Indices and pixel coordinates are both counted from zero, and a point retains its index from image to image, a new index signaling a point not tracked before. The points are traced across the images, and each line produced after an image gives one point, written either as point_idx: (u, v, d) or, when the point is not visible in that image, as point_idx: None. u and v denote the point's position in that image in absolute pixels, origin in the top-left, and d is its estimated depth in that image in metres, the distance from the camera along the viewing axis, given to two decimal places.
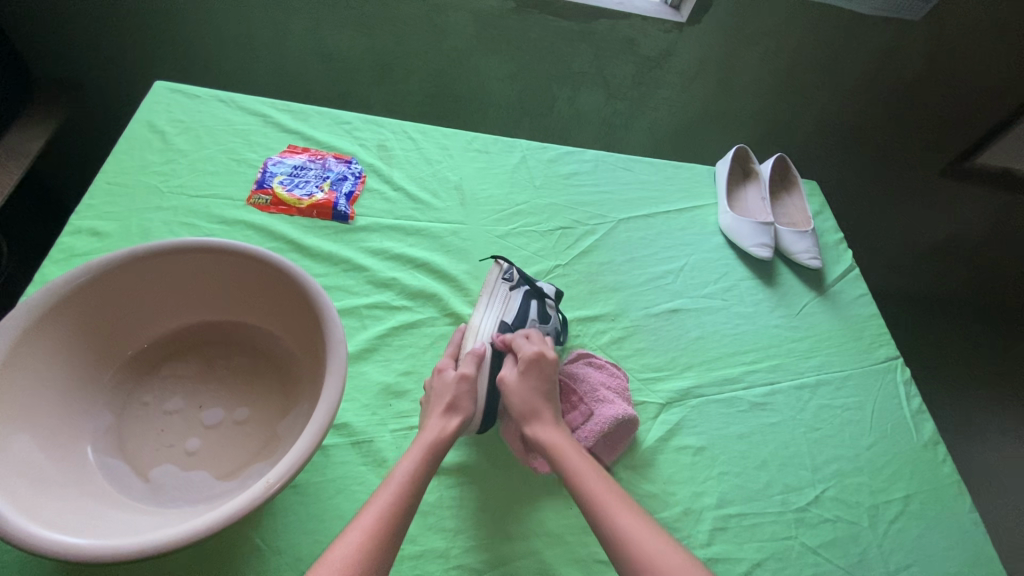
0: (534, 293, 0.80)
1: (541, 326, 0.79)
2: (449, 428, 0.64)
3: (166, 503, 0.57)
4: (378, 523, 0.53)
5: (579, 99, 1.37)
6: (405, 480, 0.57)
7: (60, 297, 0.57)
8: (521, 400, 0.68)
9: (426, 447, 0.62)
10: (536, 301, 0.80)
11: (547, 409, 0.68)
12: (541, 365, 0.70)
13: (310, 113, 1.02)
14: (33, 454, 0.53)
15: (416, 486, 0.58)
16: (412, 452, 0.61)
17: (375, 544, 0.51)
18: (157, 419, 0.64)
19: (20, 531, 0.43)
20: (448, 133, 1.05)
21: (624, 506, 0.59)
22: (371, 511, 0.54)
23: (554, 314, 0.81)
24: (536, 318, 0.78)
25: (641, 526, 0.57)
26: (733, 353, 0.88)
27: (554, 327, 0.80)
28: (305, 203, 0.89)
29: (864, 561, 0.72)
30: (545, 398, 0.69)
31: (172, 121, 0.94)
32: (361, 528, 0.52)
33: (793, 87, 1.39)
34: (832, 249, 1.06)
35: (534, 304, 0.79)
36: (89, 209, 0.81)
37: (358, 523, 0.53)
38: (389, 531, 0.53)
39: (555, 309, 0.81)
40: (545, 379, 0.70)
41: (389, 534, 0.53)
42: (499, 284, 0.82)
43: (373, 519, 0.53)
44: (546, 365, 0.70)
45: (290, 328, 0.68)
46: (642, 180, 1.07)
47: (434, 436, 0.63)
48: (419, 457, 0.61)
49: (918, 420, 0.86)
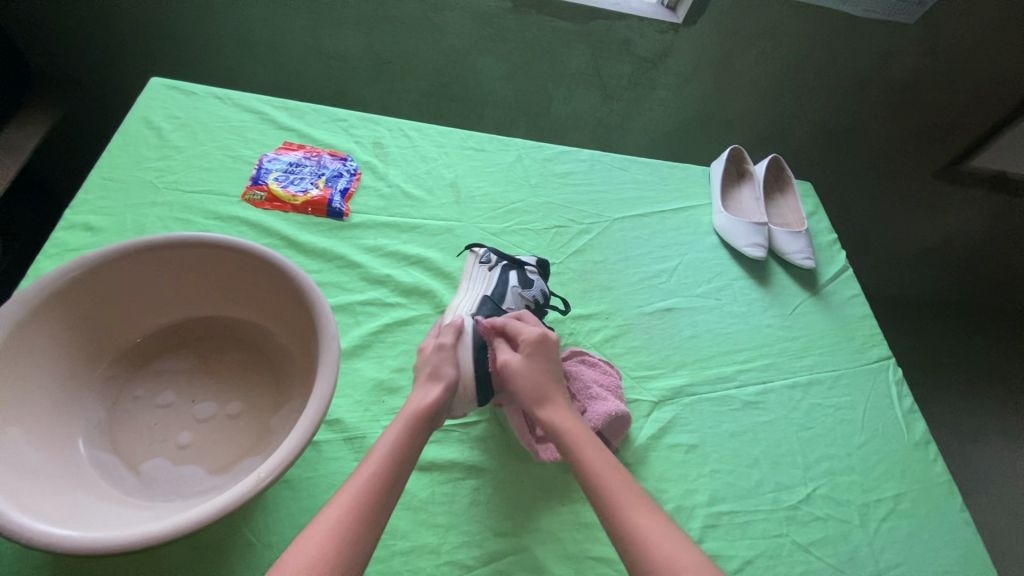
0: (512, 265, 0.82)
1: (524, 291, 0.80)
2: (428, 398, 0.62)
3: (157, 497, 0.57)
4: (359, 497, 0.52)
5: (575, 100, 1.37)
6: (385, 453, 0.56)
7: (54, 290, 0.57)
8: (528, 386, 0.64)
9: (411, 417, 0.60)
10: (515, 271, 0.81)
11: (557, 394, 0.65)
12: (545, 347, 0.67)
13: (306, 111, 1.02)
14: (25, 446, 0.53)
15: (399, 458, 0.56)
16: (395, 423, 0.59)
17: (357, 517, 0.50)
18: (149, 413, 0.64)
19: (11, 522, 0.43)
20: (444, 132, 1.05)
21: (635, 492, 0.56)
22: (351, 484, 0.53)
23: (535, 280, 0.82)
24: (517, 285, 0.80)
25: (643, 510, 0.54)
26: (726, 352, 0.89)
27: (539, 290, 0.81)
28: (299, 200, 0.89)
29: (854, 560, 0.72)
30: (553, 383, 0.66)
31: (168, 117, 0.94)
32: (342, 501, 0.51)
33: (788, 89, 1.40)
34: (825, 249, 1.07)
35: (513, 274, 0.81)
36: (83, 204, 0.82)
37: (338, 497, 0.52)
38: (373, 502, 0.52)
39: (536, 274, 0.83)
40: (548, 362, 0.67)
41: (370, 507, 0.51)
42: (477, 268, 0.83)
43: (352, 492, 0.52)
44: (550, 347, 0.68)
45: (282, 324, 0.68)
46: (637, 179, 1.08)
47: (416, 406, 0.61)
48: (401, 427, 0.59)
49: (910, 419, 0.87)
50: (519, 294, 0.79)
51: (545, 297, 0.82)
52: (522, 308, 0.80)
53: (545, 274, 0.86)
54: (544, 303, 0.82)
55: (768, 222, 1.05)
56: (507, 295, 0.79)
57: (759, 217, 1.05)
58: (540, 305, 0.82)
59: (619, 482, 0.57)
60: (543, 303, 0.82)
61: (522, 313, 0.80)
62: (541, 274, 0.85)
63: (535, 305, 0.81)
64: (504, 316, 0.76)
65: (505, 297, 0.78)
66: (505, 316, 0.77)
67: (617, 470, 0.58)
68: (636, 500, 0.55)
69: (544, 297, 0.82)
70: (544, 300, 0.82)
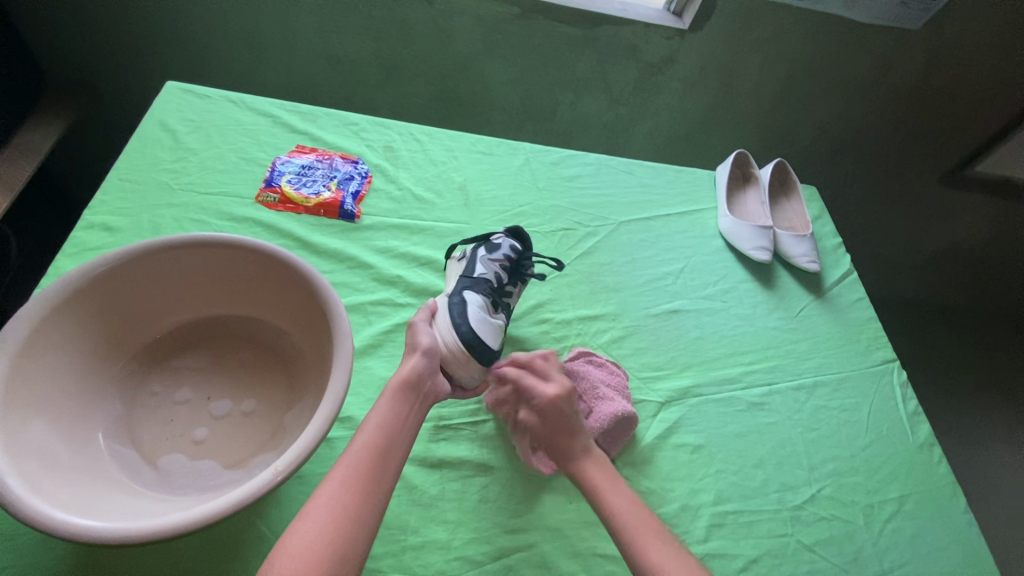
0: (477, 243, 0.84)
1: (492, 254, 0.81)
2: (407, 367, 0.62)
3: (174, 490, 0.58)
4: (355, 476, 0.53)
5: (581, 104, 1.39)
6: (376, 432, 0.56)
7: (75, 287, 0.58)
8: (546, 439, 0.66)
9: (394, 395, 0.60)
10: (479, 245, 0.83)
11: (572, 441, 0.65)
12: (558, 407, 0.65)
13: (318, 115, 1.04)
14: (49, 438, 0.54)
15: (388, 434, 0.57)
16: (381, 400, 0.60)
17: (356, 495, 0.52)
18: (166, 408, 0.66)
19: (37, 512, 0.45)
20: (453, 136, 1.06)
21: (646, 519, 0.59)
22: (343, 463, 0.54)
23: (502, 242, 0.83)
24: (482, 253, 0.81)
25: (653, 537, 0.57)
26: (732, 354, 0.90)
27: (506, 249, 0.83)
28: (312, 202, 0.90)
29: (859, 560, 0.73)
30: (570, 434, 0.65)
31: (183, 120, 0.96)
32: (338, 479, 0.53)
33: (792, 94, 1.41)
34: (830, 253, 1.08)
35: (478, 249, 0.82)
36: (101, 204, 0.83)
37: (333, 475, 0.53)
38: (371, 479, 0.53)
39: (502, 238, 0.84)
40: (563, 419, 0.65)
41: (367, 484, 0.53)
42: (451, 265, 0.85)
43: (347, 471, 0.53)
44: (564, 406, 0.65)
45: (297, 323, 0.69)
46: (643, 183, 1.09)
47: (399, 381, 0.61)
48: (386, 406, 0.59)
49: (914, 422, 0.88)
50: (487, 259, 0.81)
51: (518, 253, 0.84)
52: (498, 270, 0.81)
53: (520, 234, 0.86)
54: (520, 258, 0.83)
55: (773, 225, 1.06)
56: (476, 264, 0.80)
57: (764, 221, 1.06)
58: (517, 262, 0.83)
59: (614, 486, 0.62)
60: (519, 258, 0.83)
61: (501, 274, 0.81)
62: (515, 236, 0.86)
63: (511, 263, 0.82)
64: (479, 282, 0.78)
65: (476, 267, 0.80)
66: (481, 281, 0.78)
67: (611, 476, 0.64)
68: (627, 501, 0.61)
69: (516, 254, 0.83)
70: (519, 256, 0.83)
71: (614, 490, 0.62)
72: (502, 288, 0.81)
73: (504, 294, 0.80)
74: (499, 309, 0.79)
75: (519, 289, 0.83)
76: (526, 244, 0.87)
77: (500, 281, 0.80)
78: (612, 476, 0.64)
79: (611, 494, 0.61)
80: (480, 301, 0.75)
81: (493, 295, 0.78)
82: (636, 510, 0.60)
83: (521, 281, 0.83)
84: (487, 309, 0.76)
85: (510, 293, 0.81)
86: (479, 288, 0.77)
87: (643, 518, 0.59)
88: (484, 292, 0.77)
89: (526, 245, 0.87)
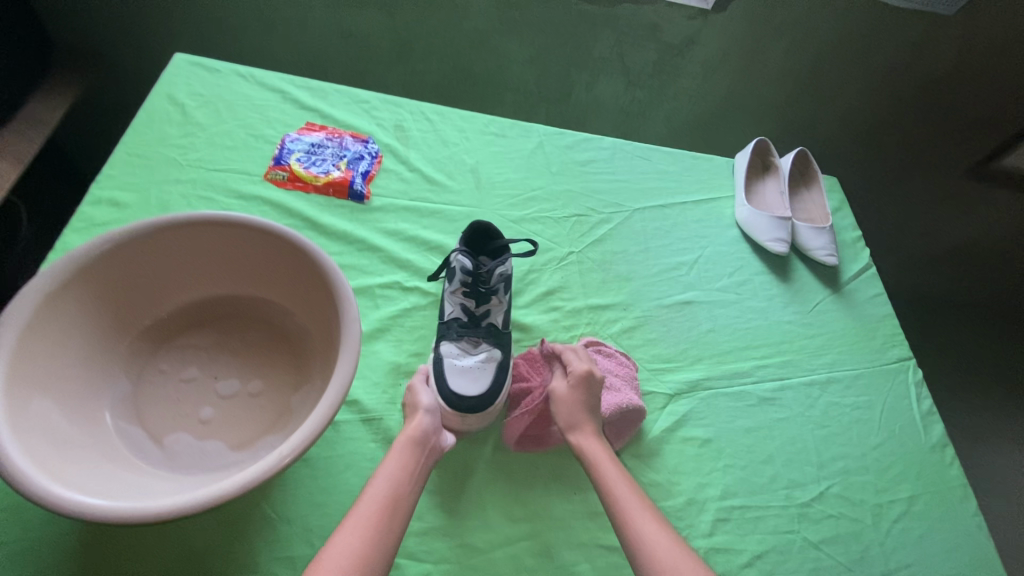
0: (444, 268, 0.77)
1: (450, 286, 0.75)
2: (412, 425, 0.62)
3: (179, 470, 0.58)
4: (373, 516, 0.51)
5: (597, 86, 1.35)
6: (390, 479, 0.56)
7: (82, 264, 0.58)
8: (563, 413, 0.66)
9: (408, 446, 0.59)
10: (444, 273, 0.77)
11: (589, 422, 0.66)
12: (592, 383, 0.68)
13: (329, 91, 1.01)
14: (55, 415, 0.54)
15: (403, 483, 0.56)
16: (394, 450, 0.59)
17: (373, 535, 0.50)
18: (171, 387, 0.65)
19: (41, 489, 0.44)
20: (465, 116, 1.04)
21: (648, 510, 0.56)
22: (364, 504, 0.53)
23: (454, 260, 0.73)
24: (444, 287, 0.76)
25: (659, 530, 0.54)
26: (744, 348, 0.88)
27: (459, 272, 0.73)
28: (321, 181, 0.89)
29: (865, 558, 0.72)
30: (590, 414, 0.67)
31: (192, 94, 0.94)
32: (359, 518, 0.51)
33: (816, 82, 1.37)
34: (849, 247, 1.05)
35: (444, 279, 0.77)
36: (109, 178, 0.83)
37: (356, 513, 0.52)
38: (387, 519, 0.52)
39: (454, 254, 0.74)
40: (591, 396, 0.68)
41: (385, 526, 0.51)
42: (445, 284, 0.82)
43: (369, 509, 0.52)
44: (592, 384, 0.68)
45: (305, 305, 0.69)
46: (660, 169, 1.06)
47: (413, 434, 0.61)
48: (399, 455, 0.58)
49: (928, 422, 0.86)
50: (449, 293, 0.75)
51: (471, 268, 0.72)
52: (462, 300, 0.75)
53: (481, 229, 0.77)
54: (476, 275, 0.73)
55: (792, 217, 1.03)
56: (447, 302, 0.77)
57: (783, 212, 1.03)
58: (475, 279, 0.73)
59: (617, 479, 0.60)
60: (474, 276, 0.73)
61: (468, 301, 0.75)
62: (479, 233, 0.77)
63: (471, 283, 0.73)
64: (449, 326, 0.74)
65: (444, 306, 0.76)
66: (451, 323, 0.74)
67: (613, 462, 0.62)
68: (634, 496, 0.58)
69: (471, 271, 0.72)
70: (473, 273, 0.73)
71: (620, 476, 0.60)
72: (476, 314, 0.75)
73: (481, 318, 0.75)
74: (483, 341, 0.73)
75: (496, 298, 0.75)
76: (494, 236, 0.78)
77: (470, 310, 0.75)
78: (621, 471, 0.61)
79: (617, 488, 0.59)
80: (457, 347, 0.72)
81: (469, 332, 0.74)
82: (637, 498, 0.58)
83: (493, 292, 0.74)
84: (468, 350, 0.72)
85: (489, 313, 0.75)
86: (452, 334, 0.73)
87: (647, 513, 0.56)
88: (456, 335, 0.73)
89: (495, 237, 0.78)
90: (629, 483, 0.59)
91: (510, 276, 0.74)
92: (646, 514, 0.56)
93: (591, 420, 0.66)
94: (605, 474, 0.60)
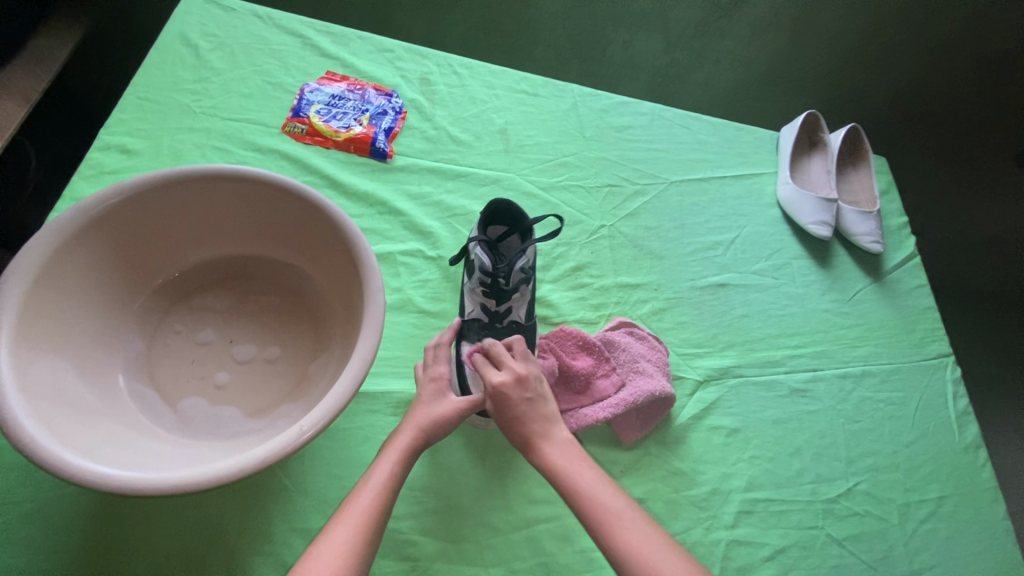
0: (466, 258, 0.72)
1: (470, 283, 0.70)
2: (418, 427, 0.55)
3: (194, 436, 0.57)
4: (362, 529, 0.47)
5: (635, 45, 1.26)
6: (381, 486, 0.50)
7: (92, 216, 0.54)
8: (506, 430, 0.58)
9: (404, 451, 0.53)
10: (466, 264, 0.72)
11: (536, 428, 0.56)
12: (512, 387, 0.57)
13: (351, 38, 0.94)
14: (65, 376, 0.52)
15: (394, 494, 0.51)
16: (386, 455, 0.53)
17: (356, 551, 0.45)
18: (187, 349, 0.63)
19: (51, 455, 0.42)
20: (495, 71, 0.96)
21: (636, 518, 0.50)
22: (352, 510, 0.48)
23: (474, 254, 0.67)
24: (466, 283, 0.71)
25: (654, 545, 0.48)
26: (777, 335, 0.84)
27: (477, 270, 0.66)
28: (342, 136, 0.84)
29: (888, 558, 0.71)
30: (517, 428, 0.57)
31: (206, 34, 0.88)
32: (346, 527, 0.46)
33: (868, 52, 1.28)
34: (894, 234, 0.99)
35: (465, 271, 0.72)
36: (119, 123, 0.78)
37: (342, 521, 0.47)
38: (370, 533, 0.47)
39: (473, 246, 0.67)
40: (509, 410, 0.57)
41: (373, 538, 0.47)
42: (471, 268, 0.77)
43: (358, 519, 0.47)
44: (506, 398, 0.57)
45: (325, 270, 0.65)
46: (700, 140, 0.99)
47: (410, 439, 0.54)
48: (394, 461, 0.52)
49: (963, 421, 0.82)
50: (469, 290, 0.70)
51: (490, 268, 0.65)
52: (482, 299, 0.69)
53: (502, 209, 0.69)
54: (494, 275, 0.65)
55: (838, 199, 0.96)
56: (467, 297, 0.72)
57: (828, 193, 0.97)
58: (495, 279, 0.66)
59: (596, 488, 0.52)
60: (493, 276, 0.65)
61: (488, 300, 0.69)
62: (498, 212, 0.69)
63: (491, 283, 0.66)
64: (469, 325, 0.70)
65: (465, 303, 0.72)
66: (471, 324, 0.70)
67: (587, 468, 0.54)
68: (618, 513, 0.50)
69: (490, 271, 0.65)
70: (492, 274, 0.65)
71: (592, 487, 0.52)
72: (497, 314, 0.70)
73: (503, 318, 0.70)
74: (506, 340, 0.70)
75: (519, 293, 0.69)
76: (521, 218, 0.69)
77: (491, 310, 0.70)
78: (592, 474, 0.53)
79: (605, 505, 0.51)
80: None
81: (491, 333, 0.70)
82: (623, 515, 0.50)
83: (514, 291, 0.68)
84: None
85: (511, 310, 0.70)
86: (472, 336, 0.69)
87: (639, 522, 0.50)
88: (476, 337, 0.68)
89: (520, 218, 0.70)
90: (620, 498, 0.52)
91: (530, 271, 0.66)
92: (643, 534, 0.49)
93: (540, 424, 0.57)
94: (583, 485, 0.52)
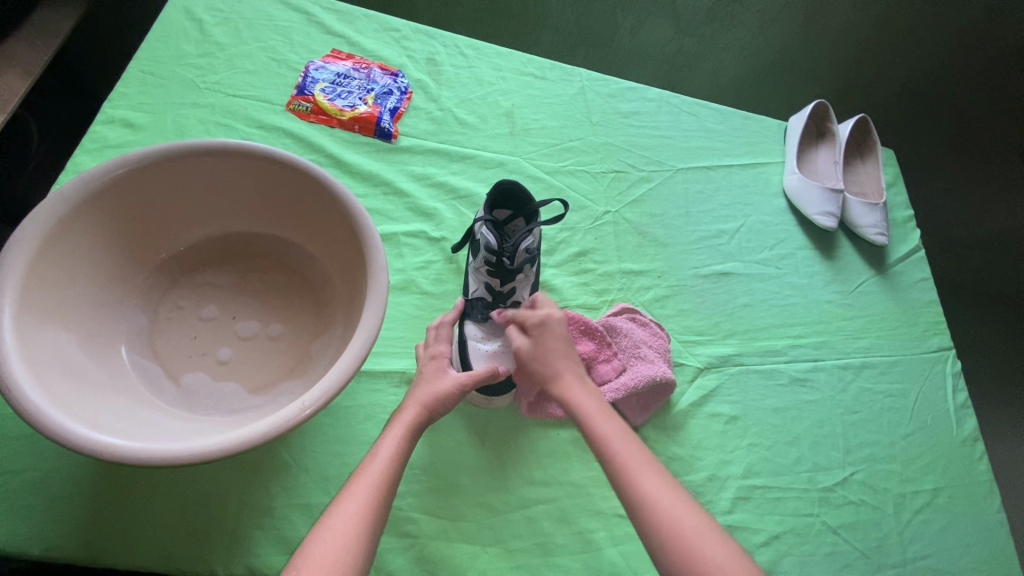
0: (470, 237, 0.71)
1: (475, 262, 0.69)
2: (420, 402, 0.56)
3: (196, 411, 0.57)
4: (368, 503, 0.47)
5: (644, 30, 1.24)
6: (386, 461, 0.50)
7: (96, 188, 0.53)
8: (537, 370, 0.59)
9: (406, 427, 0.54)
10: (471, 243, 0.71)
11: (566, 366, 0.59)
12: (549, 326, 0.60)
13: (357, 16, 0.93)
14: (69, 347, 0.52)
15: (399, 468, 0.51)
16: (390, 431, 0.53)
17: (365, 525, 0.46)
18: (190, 324, 0.63)
19: (56, 425, 0.42)
20: (503, 53, 0.95)
21: (657, 470, 0.51)
22: (359, 483, 0.48)
23: (481, 233, 0.67)
24: (470, 262, 0.71)
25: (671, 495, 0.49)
26: (779, 325, 0.84)
27: (482, 249, 0.66)
28: (347, 115, 0.83)
29: (882, 546, 0.71)
30: (558, 362, 0.59)
31: (210, 9, 0.87)
32: (353, 501, 0.47)
33: (881, 41, 1.26)
34: (899, 227, 0.98)
35: (469, 250, 0.72)
36: (122, 97, 0.77)
37: (350, 494, 0.47)
38: (376, 508, 0.47)
39: (480, 225, 0.67)
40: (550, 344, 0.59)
41: (380, 512, 0.48)
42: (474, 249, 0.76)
43: (365, 494, 0.47)
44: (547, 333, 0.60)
45: (328, 249, 0.65)
46: (707, 127, 0.98)
47: (412, 416, 0.55)
48: (397, 438, 0.53)
49: (962, 415, 0.83)
50: (473, 270, 0.70)
51: (496, 246, 0.65)
52: (486, 279, 0.69)
53: (513, 190, 0.69)
54: (500, 254, 0.65)
55: (844, 190, 0.96)
56: (471, 277, 0.71)
57: (835, 183, 0.96)
58: (499, 258, 0.65)
59: (615, 434, 0.53)
60: (498, 255, 0.65)
61: (491, 281, 0.69)
62: (508, 193, 0.69)
63: (496, 262, 0.66)
64: (472, 305, 0.70)
65: (469, 282, 0.72)
66: (474, 303, 0.70)
67: (611, 420, 0.54)
68: (639, 456, 0.51)
69: (495, 250, 0.65)
70: (497, 253, 0.65)
71: (620, 437, 0.53)
72: (500, 295, 0.70)
73: (505, 299, 0.70)
74: None
75: (523, 275, 0.68)
76: (528, 201, 0.69)
77: (495, 289, 0.69)
78: (617, 423, 0.54)
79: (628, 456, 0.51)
80: (480, 330, 0.68)
81: (493, 314, 0.70)
82: (648, 464, 0.51)
83: (518, 271, 0.67)
84: (492, 334, 0.68)
85: (514, 291, 0.70)
86: (475, 315, 0.69)
87: (661, 477, 0.50)
88: (480, 316, 0.69)
89: (525, 200, 0.69)
90: (642, 451, 0.52)
91: (534, 252, 0.66)
92: (663, 483, 0.49)
93: (571, 369, 0.59)
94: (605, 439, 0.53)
